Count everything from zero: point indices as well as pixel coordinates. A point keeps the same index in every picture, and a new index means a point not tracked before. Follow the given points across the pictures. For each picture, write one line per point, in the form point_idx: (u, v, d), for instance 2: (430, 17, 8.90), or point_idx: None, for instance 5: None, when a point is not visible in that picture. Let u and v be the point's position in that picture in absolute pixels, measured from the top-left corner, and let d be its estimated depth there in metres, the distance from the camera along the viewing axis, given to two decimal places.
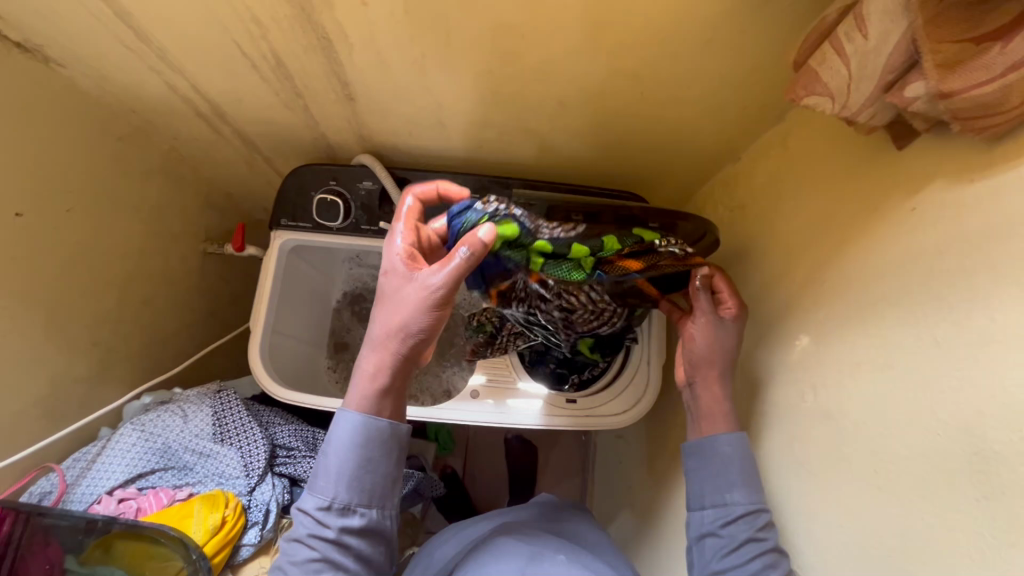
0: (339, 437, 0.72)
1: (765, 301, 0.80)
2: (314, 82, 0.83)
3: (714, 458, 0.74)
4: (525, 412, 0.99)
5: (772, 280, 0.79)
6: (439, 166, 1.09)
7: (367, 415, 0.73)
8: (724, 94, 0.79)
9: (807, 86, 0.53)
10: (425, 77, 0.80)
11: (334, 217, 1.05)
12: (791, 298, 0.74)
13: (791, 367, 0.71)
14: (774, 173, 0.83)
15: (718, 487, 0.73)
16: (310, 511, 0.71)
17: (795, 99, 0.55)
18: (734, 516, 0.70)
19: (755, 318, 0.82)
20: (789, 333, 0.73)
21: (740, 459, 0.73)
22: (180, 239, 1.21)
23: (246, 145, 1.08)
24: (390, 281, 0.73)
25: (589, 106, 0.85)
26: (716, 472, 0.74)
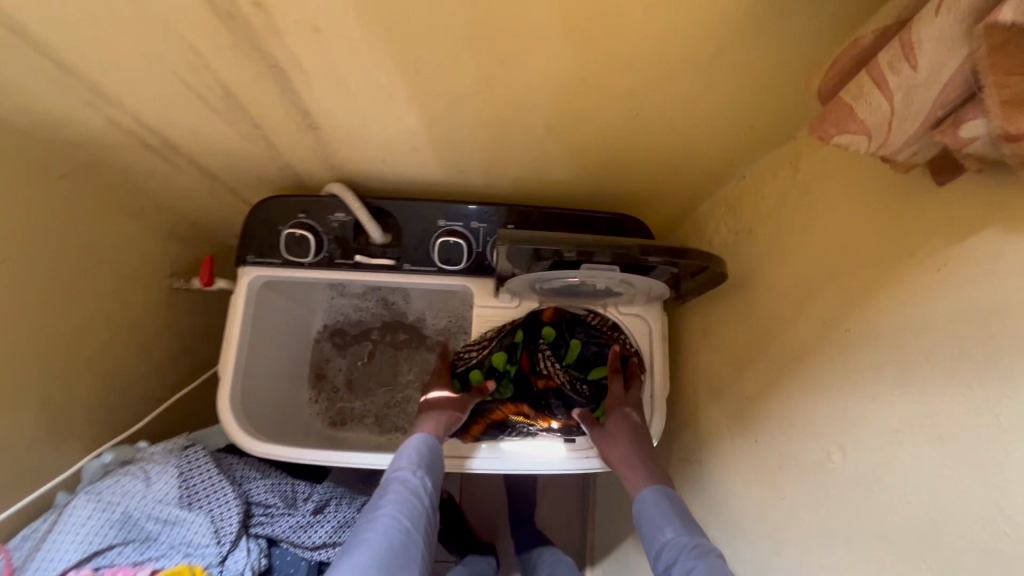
0: (409, 442, 0.92)
1: (782, 339, 0.73)
2: (272, 113, 0.74)
3: (644, 510, 0.87)
4: (522, 456, 0.95)
5: (788, 316, 0.72)
6: (418, 191, 1.01)
7: (432, 436, 0.93)
8: (730, 112, 0.72)
9: (839, 123, 0.45)
10: (394, 105, 0.72)
11: (305, 253, 0.97)
12: (812, 341, 0.66)
13: (817, 420, 0.65)
14: (784, 197, 0.76)
15: (655, 528, 0.84)
16: (398, 471, 0.88)
17: (822, 138, 0.47)
18: (666, 548, 0.80)
19: (772, 356, 0.75)
20: (810, 380, 0.66)
21: (658, 505, 0.86)
22: (142, 277, 1.11)
23: (206, 176, 0.99)
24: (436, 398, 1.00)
25: (580, 129, 0.77)
26: (653, 516, 0.85)
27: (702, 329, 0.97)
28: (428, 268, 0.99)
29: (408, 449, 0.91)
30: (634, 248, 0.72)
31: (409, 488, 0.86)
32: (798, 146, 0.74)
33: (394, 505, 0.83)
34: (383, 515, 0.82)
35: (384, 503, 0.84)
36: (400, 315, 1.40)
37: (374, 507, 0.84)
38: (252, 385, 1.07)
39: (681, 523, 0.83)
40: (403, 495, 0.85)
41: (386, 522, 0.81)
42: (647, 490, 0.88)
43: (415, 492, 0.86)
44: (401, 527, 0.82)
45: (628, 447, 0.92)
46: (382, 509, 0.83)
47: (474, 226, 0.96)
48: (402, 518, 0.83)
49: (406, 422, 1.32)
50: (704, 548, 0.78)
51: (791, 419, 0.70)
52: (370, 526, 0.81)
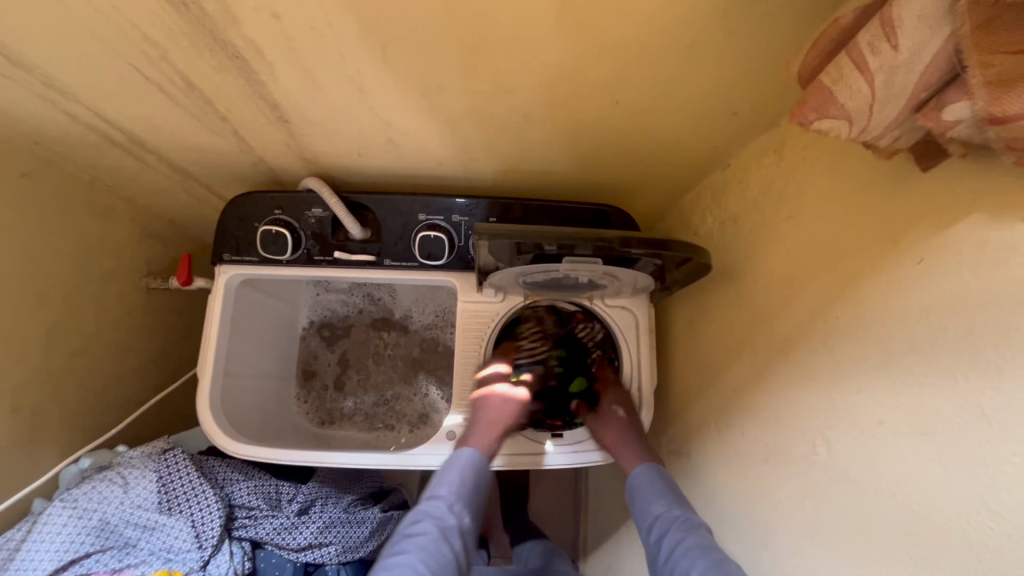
0: (458, 461, 0.91)
1: (767, 330, 0.72)
2: (239, 106, 0.71)
3: (638, 486, 0.89)
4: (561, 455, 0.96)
5: (774, 308, 0.71)
6: (397, 185, 0.99)
7: (481, 460, 0.92)
8: (711, 100, 0.70)
9: (818, 107, 0.43)
10: (365, 96, 0.69)
11: (282, 250, 0.94)
12: (797, 332, 0.65)
13: (802, 412, 0.64)
14: (767, 185, 0.74)
15: (647, 502, 0.86)
16: (428, 508, 0.88)
17: (803, 123, 0.46)
18: (658, 522, 0.83)
19: (758, 347, 0.74)
20: (795, 373, 0.65)
21: (649, 483, 0.88)
22: (116, 278, 1.08)
23: (177, 173, 0.96)
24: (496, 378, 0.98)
25: (559, 118, 0.75)
26: (646, 492, 0.88)
27: (689, 321, 0.96)
28: (408, 264, 0.96)
29: (439, 481, 0.91)
30: (616, 239, 0.70)
31: (439, 524, 0.85)
32: (781, 133, 0.72)
33: (424, 542, 0.82)
34: (409, 549, 0.81)
35: (412, 538, 0.83)
36: (387, 310, 1.38)
37: (400, 543, 0.83)
38: (232, 385, 1.05)
39: (670, 497, 0.85)
40: (431, 532, 0.84)
41: (413, 556, 0.80)
42: (639, 468, 0.91)
43: (444, 529, 0.85)
44: (429, 563, 0.80)
45: (619, 427, 0.96)
46: (409, 542, 0.82)
47: (454, 219, 0.94)
48: (431, 554, 0.81)
49: (397, 419, 1.30)
50: (687, 518, 0.80)
51: (778, 412, 0.69)
52: (396, 560, 0.80)
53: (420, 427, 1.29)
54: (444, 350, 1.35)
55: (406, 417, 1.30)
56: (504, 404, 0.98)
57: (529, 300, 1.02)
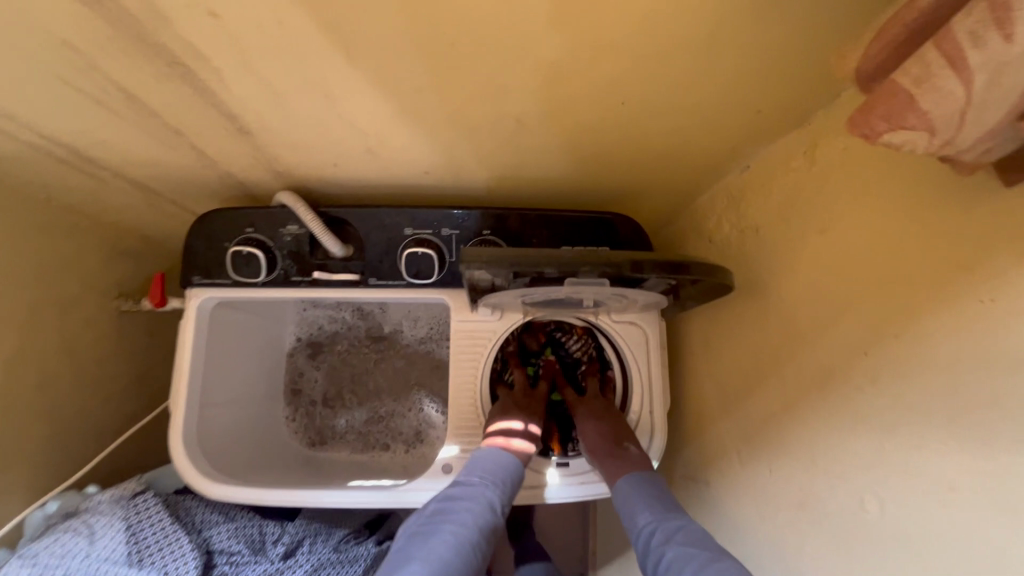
0: (501, 456, 0.86)
1: (798, 358, 0.64)
2: (193, 118, 0.62)
3: (619, 496, 0.83)
4: (560, 488, 0.89)
5: (811, 333, 0.62)
6: (380, 197, 0.90)
7: (519, 462, 0.86)
8: (733, 97, 0.61)
9: (897, 110, 0.34)
10: (335, 104, 0.60)
11: (255, 272, 0.86)
12: (838, 364, 0.57)
13: (844, 457, 0.55)
14: (797, 192, 0.65)
15: (630, 515, 0.80)
16: (486, 488, 0.81)
17: (867, 135, 0.37)
18: (642, 535, 0.76)
19: (789, 375, 0.66)
20: (837, 409, 0.57)
21: (631, 493, 0.82)
22: (83, 303, 1.00)
23: (140, 189, 0.87)
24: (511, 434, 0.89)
25: (558, 122, 0.66)
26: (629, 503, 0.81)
27: (704, 337, 0.88)
28: (396, 283, 0.88)
29: (496, 464, 0.84)
30: (625, 262, 0.61)
31: (492, 509, 0.79)
32: (813, 130, 0.63)
33: (466, 522, 0.76)
34: (459, 527, 0.75)
35: (463, 514, 0.77)
36: (376, 325, 1.30)
37: (450, 514, 0.77)
38: (212, 417, 0.97)
39: (656, 508, 0.78)
40: (482, 514, 0.78)
41: (461, 535, 0.74)
42: (620, 480, 0.84)
43: (494, 518, 0.79)
44: (474, 547, 0.75)
45: (596, 434, 0.90)
46: (451, 520, 0.76)
47: (444, 233, 0.86)
48: (472, 540, 0.75)
49: (392, 437, 1.23)
50: (671, 530, 0.74)
51: (816, 453, 0.60)
52: (443, 534, 0.74)
53: (416, 446, 1.21)
54: (438, 366, 1.28)
55: (401, 435, 1.23)
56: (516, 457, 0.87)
57: (530, 317, 0.94)
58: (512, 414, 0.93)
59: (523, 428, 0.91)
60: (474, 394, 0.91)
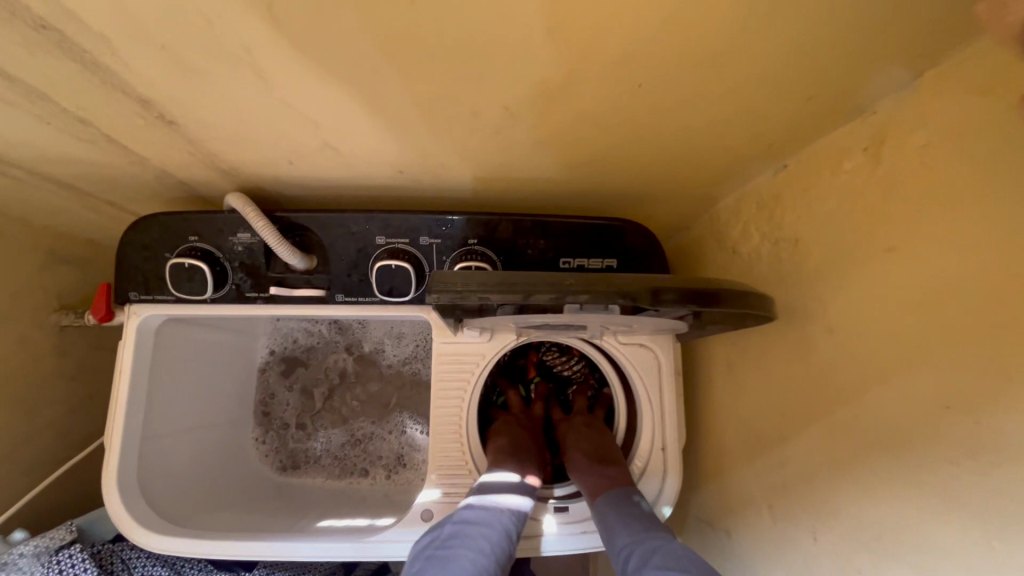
0: (515, 486, 0.77)
1: (862, 404, 0.51)
2: (101, 103, 0.50)
3: (597, 514, 0.74)
4: (559, 541, 0.76)
5: (879, 375, 0.50)
6: (348, 199, 0.77)
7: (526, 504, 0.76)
8: (785, 77, 0.48)
9: None
10: (279, 85, 0.48)
11: (200, 288, 0.73)
12: (926, 419, 0.45)
13: (951, 545, 0.43)
14: (858, 199, 0.53)
15: (608, 535, 0.71)
16: (503, 513, 0.72)
17: None
18: (618, 556, 0.67)
19: (846, 425, 0.53)
20: (927, 477, 0.45)
21: (607, 512, 0.72)
22: (15, 319, 0.87)
23: (66, 189, 0.74)
24: (504, 489, 0.76)
25: (561, 111, 0.53)
26: (605, 519, 0.72)
27: (728, 364, 0.75)
28: (367, 299, 0.75)
29: (504, 501, 0.74)
30: (642, 290, 0.49)
31: (510, 537, 0.71)
32: (879, 123, 0.51)
33: (485, 551, 0.67)
34: (478, 556, 0.66)
35: (481, 541, 0.68)
36: (356, 341, 1.18)
37: (467, 540, 0.68)
38: (162, 449, 0.85)
39: (636, 527, 0.69)
40: (501, 542, 0.69)
41: (479, 565, 0.66)
42: (601, 499, 0.74)
43: (511, 545, 0.71)
44: None
45: (587, 462, 0.81)
46: (469, 548, 0.67)
47: (423, 242, 0.73)
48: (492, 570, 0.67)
49: (372, 462, 1.10)
50: (649, 550, 0.66)
51: (890, 527, 0.48)
52: (460, 563, 0.65)
53: (398, 471, 1.09)
54: (423, 388, 1.16)
55: (382, 461, 1.10)
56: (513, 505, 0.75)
57: (523, 339, 0.82)
58: (504, 460, 0.80)
59: (518, 481, 0.77)
60: (459, 427, 0.79)
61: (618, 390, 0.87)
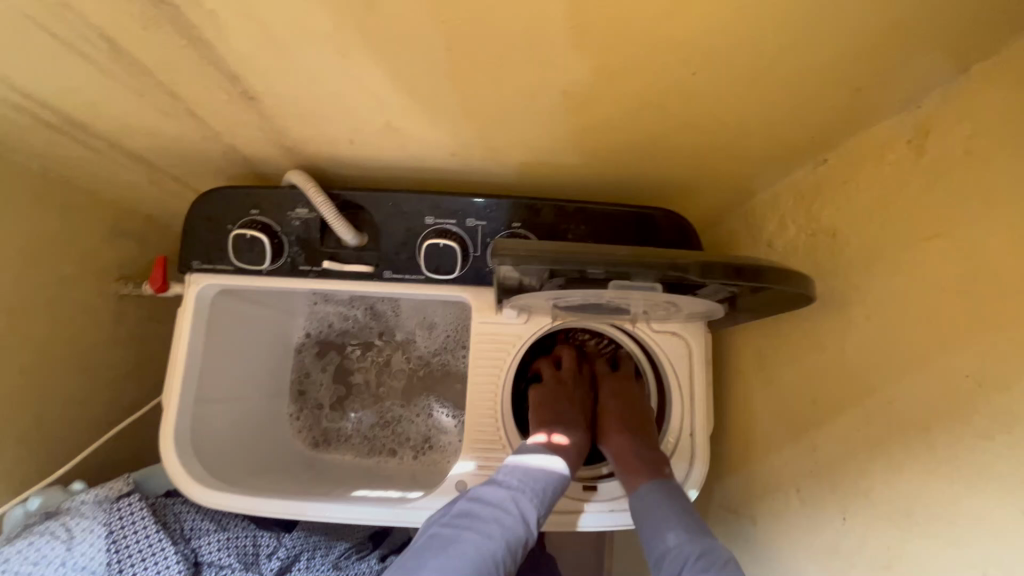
0: (543, 466, 0.76)
1: (899, 388, 0.53)
2: (193, 77, 0.54)
3: (642, 509, 0.73)
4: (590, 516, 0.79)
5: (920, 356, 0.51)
6: (396, 182, 0.81)
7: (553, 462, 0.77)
8: (833, 68, 0.50)
9: None
10: (357, 65, 0.52)
11: (258, 258, 0.77)
12: (964, 397, 0.46)
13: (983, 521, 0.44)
14: (902, 190, 0.55)
15: (655, 532, 0.70)
16: (523, 496, 0.71)
17: None
18: (668, 557, 0.66)
19: (883, 408, 0.55)
20: (960, 455, 0.46)
21: (664, 508, 0.72)
22: (81, 285, 0.93)
23: (139, 163, 0.79)
24: (532, 448, 0.78)
25: (614, 97, 0.56)
26: (657, 515, 0.71)
27: (760, 354, 0.77)
28: (413, 277, 0.79)
29: (540, 464, 0.76)
30: (693, 262, 0.52)
31: (526, 525, 0.70)
32: (926, 114, 0.53)
33: (492, 534, 0.67)
34: (481, 539, 0.67)
35: (492, 526, 0.68)
36: (389, 328, 1.21)
37: (478, 522, 0.68)
38: (211, 413, 0.90)
39: (685, 526, 0.69)
40: (513, 529, 0.69)
41: (485, 549, 0.66)
42: (647, 488, 0.75)
43: (526, 532, 0.70)
44: (494, 565, 0.66)
45: (615, 435, 0.84)
46: (474, 529, 0.68)
47: (469, 224, 0.76)
48: (497, 554, 0.66)
49: (400, 443, 1.14)
50: (703, 558, 0.64)
51: (925, 507, 0.49)
52: (465, 545, 0.66)
53: (425, 452, 1.12)
54: (456, 375, 1.19)
55: (410, 442, 1.14)
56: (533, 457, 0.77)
57: (559, 322, 0.85)
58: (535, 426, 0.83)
59: (546, 441, 0.80)
60: (494, 404, 0.82)
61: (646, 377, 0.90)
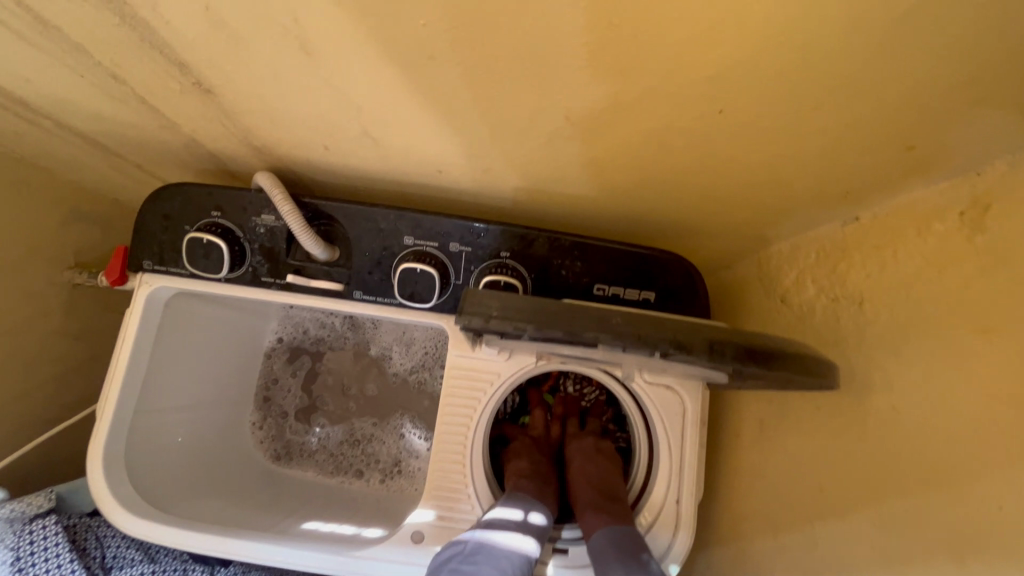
0: (532, 518, 0.72)
1: (933, 501, 0.45)
2: (144, 63, 0.47)
3: (597, 551, 0.68)
4: None
5: (962, 466, 0.44)
6: (377, 194, 0.73)
7: (525, 541, 0.68)
8: (886, 121, 0.43)
9: None
10: (329, 66, 0.44)
11: (215, 267, 0.70)
12: (1016, 529, 0.39)
13: None
14: (953, 267, 0.47)
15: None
16: (527, 535, 0.69)
17: None
18: None
19: (911, 520, 0.47)
20: None
21: (611, 552, 0.67)
22: (30, 271, 0.85)
23: (95, 147, 0.72)
24: (505, 528, 0.68)
25: (626, 130, 0.49)
26: (613, 555, 0.66)
27: (764, 422, 0.69)
28: (385, 301, 0.71)
29: (506, 545, 0.67)
30: (698, 342, 0.45)
31: (530, 562, 0.68)
32: (985, 186, 0.46)
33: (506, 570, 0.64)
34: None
35: (504, 561, 0.65)
36: (365, 342, 1.13)
37: (490, 558, 0.64)
38: (155, 425, 0.81)
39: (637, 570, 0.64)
40: (521, 566, 0.66)
41: None
42: (596, 534, 0.70)
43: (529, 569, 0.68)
44: None
45: (591, 490, 0.77)
46: (491, 564, 0.64)
47: (452, 249, 0.68)
48: None
49: (367, 465, 1.04)
50: None
51: None
52: None
53: (393, 477, 1.02)
54: (432, 396, 1.10)
55: (377, 464, 1.04)
56: (506, 538, 0.67)
57: (544, 363, 0.76)
58: (509, 499, 0.73)
59: (522, 520, 0.71)
60: (463, 448, 0.74)
61: (635, 428, 0.82)
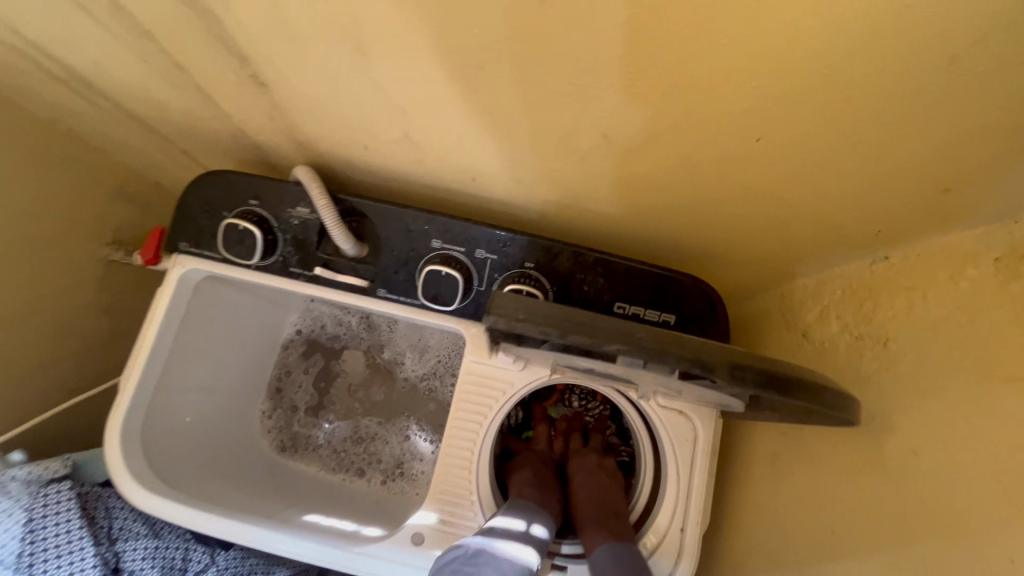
0: (533, 528, 0.72)
1: (949, 549, 0.44)
2: (209, 54, 0.49)
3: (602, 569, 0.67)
4: None
5: (984, 515, 0.43)
6: (408, 196, 0.75)
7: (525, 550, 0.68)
8: (923, 161, 0.43)
9: None
10: (383, 71, 0.46)
11: (247, 253, 0.72)
12: None
13: None
14: (983, 313, 0.47)
15: None
16: (528, 542, 0.69)
17: None
18: None
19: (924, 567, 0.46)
20: None
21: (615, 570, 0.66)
22: (72, 244, 0.88)
23: (147, 130, 0.75)
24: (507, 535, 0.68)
25: (661, 151, 0.50)
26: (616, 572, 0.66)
27: (776, 455, 0.68)
28: (408, 300, 0.73)
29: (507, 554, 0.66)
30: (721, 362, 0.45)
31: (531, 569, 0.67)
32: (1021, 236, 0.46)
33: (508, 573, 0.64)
34: None
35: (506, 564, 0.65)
36: (378, 344, 1.13)
37: (492, 560, 0.64)
38: (172, 403, 0.83)
39: None
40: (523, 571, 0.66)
41: None
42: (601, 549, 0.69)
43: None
44: None
45: (595, 507, 0.76)
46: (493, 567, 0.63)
47: (478, 255, 0.70)
48: None
49: (370, 464, 1.04)
50: None
51: None
52: None
53: (394, 479, 1.02)
54: (439, 401, 1.11)
55: (380, 464, 1.04)
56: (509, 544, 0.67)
57: (557, 376, 0.76)
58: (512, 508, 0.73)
59: (523, 531, 0.70)
60: (471, 454, 0.74)
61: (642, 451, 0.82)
